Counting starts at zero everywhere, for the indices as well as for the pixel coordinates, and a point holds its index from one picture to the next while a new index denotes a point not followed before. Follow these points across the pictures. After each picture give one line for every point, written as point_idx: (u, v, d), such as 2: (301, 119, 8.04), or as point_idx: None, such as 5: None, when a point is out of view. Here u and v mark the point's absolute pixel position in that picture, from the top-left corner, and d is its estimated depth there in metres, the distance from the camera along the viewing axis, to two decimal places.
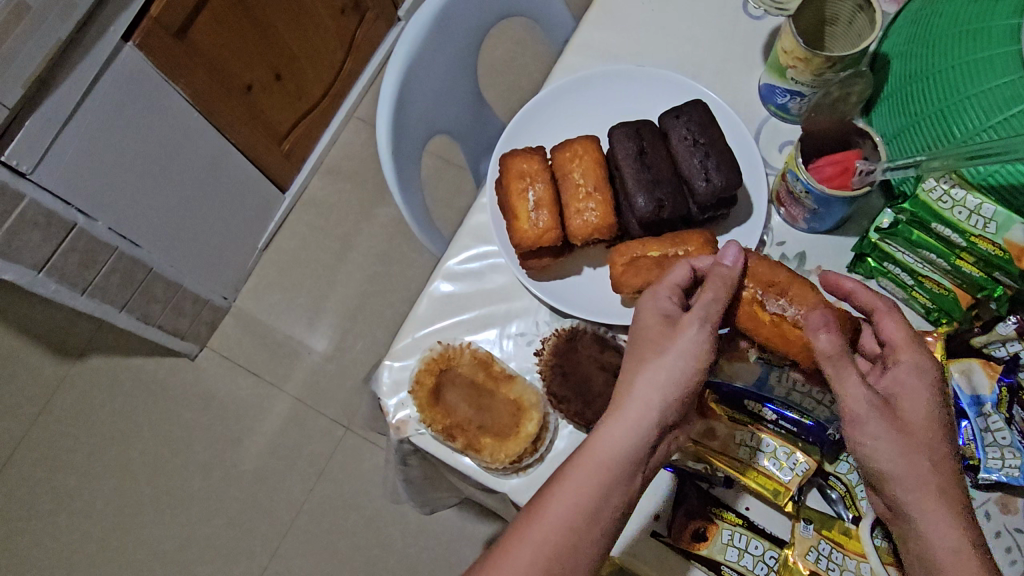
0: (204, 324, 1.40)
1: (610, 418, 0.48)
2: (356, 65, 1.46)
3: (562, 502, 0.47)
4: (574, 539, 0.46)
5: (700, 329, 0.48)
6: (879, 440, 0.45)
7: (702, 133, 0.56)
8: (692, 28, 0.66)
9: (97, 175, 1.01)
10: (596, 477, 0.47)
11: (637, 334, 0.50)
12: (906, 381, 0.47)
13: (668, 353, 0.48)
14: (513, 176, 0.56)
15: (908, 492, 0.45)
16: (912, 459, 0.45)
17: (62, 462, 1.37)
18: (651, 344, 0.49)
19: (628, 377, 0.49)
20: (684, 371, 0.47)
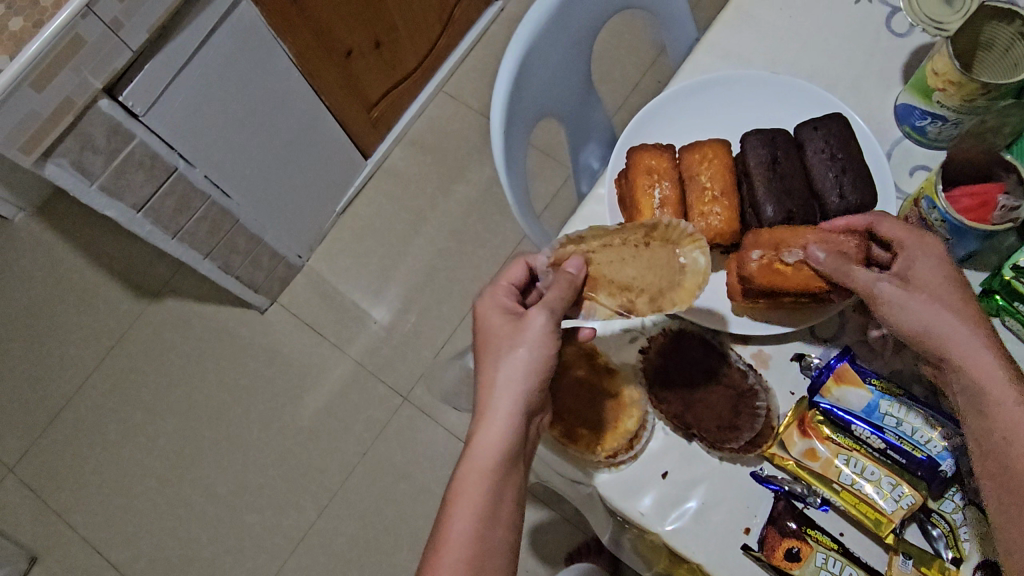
0: (277, 280, 1.42)
1: (483, 420, 0.48)
2: (450, 39, 1.47)
3: (464, 510, 0.46)
4: (477, 554, 0.45)
5: (545, 320, 0.50)
6: (899, 311, 0.47)
7: (841, 148, 0.54)
8: (830, 38, 0.65)
9: (201, 124, 1.03)
10: (484, 481, 0.47)
11: (485, 334, 0.51)
12: (908, 260, 0.48)
13: (520, 348, 0.49)
14: (640, 172, 0.55)
15: (945, 345, 0.46)
16: (938, 316, 0.46)
17: (131, 397, 1.42)
18: (503, 340, 0.50)
19: (489, 375, 0.49)
20: (536, 362, 0.49)
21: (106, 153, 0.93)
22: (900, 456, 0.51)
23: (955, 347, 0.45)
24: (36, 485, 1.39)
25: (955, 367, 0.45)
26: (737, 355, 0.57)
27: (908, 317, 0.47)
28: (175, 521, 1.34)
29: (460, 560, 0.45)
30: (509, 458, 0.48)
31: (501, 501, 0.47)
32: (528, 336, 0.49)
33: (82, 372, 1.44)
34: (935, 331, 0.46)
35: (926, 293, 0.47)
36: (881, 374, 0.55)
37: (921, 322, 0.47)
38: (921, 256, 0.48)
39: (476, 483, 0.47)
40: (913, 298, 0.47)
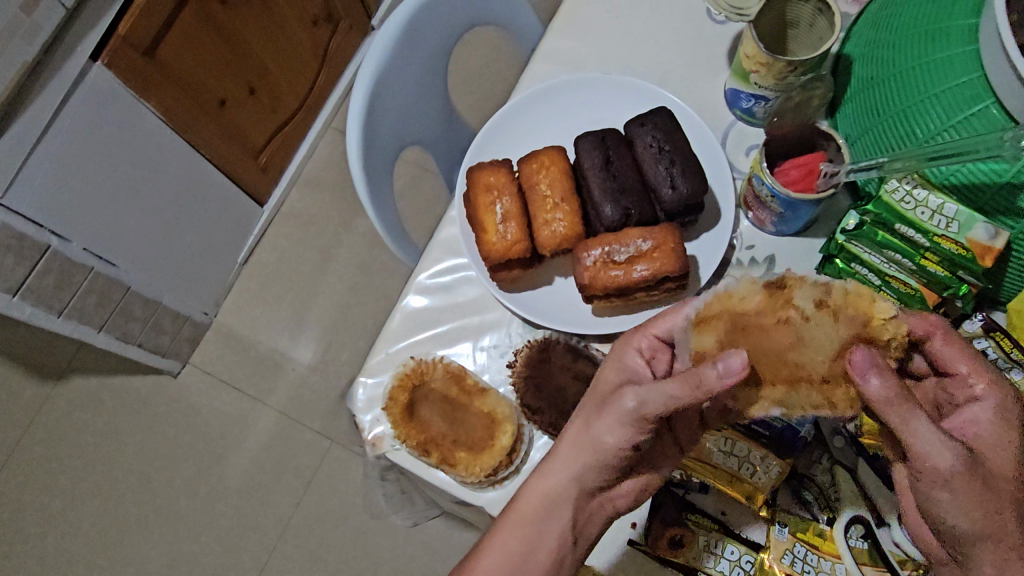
0: (186, 341, 1.39)
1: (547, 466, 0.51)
2: (331, 75, 1.46)
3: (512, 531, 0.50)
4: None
5: (629, 400, 0.46)
6: (955, 500, 0.43)
7: (667, 141, 0.56)
8: (658, 34, 0.66)
9: (69, 196, 1.00)
10: (531, 522, 0.50)
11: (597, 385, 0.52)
12: (981, 423, 0.46)
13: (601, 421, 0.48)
14: (480, 190, 0.56)
15: (984, 553, 0.44)
16: (993, 522, 0.43)
17: (47, 484, 1.36)
18: (599, 406, 0.49)
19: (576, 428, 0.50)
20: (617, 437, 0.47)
21: None
22: (765, 429, 0.53)
23: (992, 558, 0.44)
24: None
25: (995, 566, 0.44)
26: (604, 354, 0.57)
27: (971, 509, 0.43)
28: None
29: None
30: (568, 505, 0.49)
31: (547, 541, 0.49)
32: (608, 420, 0.47)
33: None
34: (992, 525, 0.43)
35: (998, 484, 0.44)
36: None
37: (971, 514, 0.43)
38: (981, 404, 0.46)
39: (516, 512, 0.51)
40: (982, 487, 0.43)
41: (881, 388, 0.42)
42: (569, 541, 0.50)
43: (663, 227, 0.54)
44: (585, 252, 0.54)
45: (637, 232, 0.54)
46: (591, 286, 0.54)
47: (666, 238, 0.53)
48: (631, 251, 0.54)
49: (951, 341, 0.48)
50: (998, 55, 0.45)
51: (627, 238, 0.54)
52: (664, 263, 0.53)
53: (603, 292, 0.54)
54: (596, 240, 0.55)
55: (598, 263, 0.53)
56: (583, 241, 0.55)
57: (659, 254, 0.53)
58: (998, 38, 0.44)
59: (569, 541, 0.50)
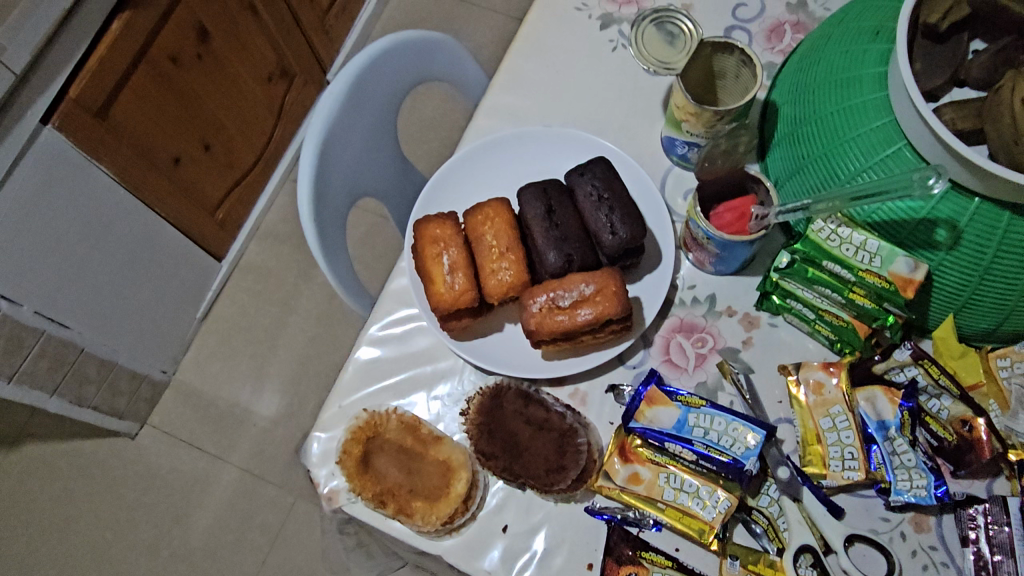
0: (144, 400, 1.37)
1: None
2: (288, 129, 1.48)
3: None
4: None
5: None
6: None
7: (606, 189, 0.58)
8: (595, 86, 0.70)
9: (19, 259, 0.99)
10: None
11: None
12: None
13: None
14: (427, 243, 0.57)
15: None
16: None
17: (0, 557, 1.32)
18: None
19: None
20: None
21: None
22: (712, 464, 0.54)
23: None
24: None
25: None
26: (555, 398, 0.58)
27: None
28: None
29: None
30: None
31: None
32: None
33: None
34: None
35: None
36: (690, 390, 0.59)
37: None
38: None
39: None
40: None
41: None
42: None
43: (605, 271, 0.56)
44: (531, 299, 0.56)
45: (581, 278, 0.56)
46: (538, 330, 0.55)
47: (609, 282, 0.55)
48: (575, 295, 0.55)
49: None
50: (904, 101, 0.48)
51: (570, 283, 0.56)
52: (606, 305, 0.54)
53: (551, 336, 0.55)
54: (540, 287, 0.56)
55: (544, 309, 0.55)
56: (529, 288, 0.57)
57: (602, 297, 0.55)
58: (904, 86, 0.48)
59: None
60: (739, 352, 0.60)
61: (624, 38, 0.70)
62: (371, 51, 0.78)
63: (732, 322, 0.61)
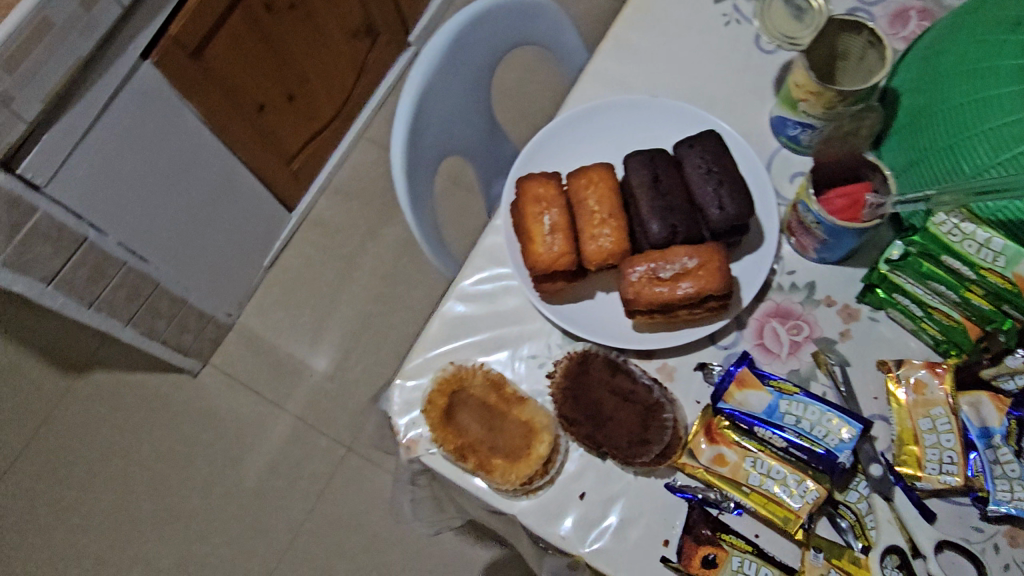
0: (208, 340, 1.40)
1: None
2: (367, 87, 1.49)
3: None
4: None
5: None
6: None
7: (715, 163, 0.56)
8: (705, 59, 0.68)
9: (109, 190, 1.02)
10: None
11: None
12: None
13: None
14: (529, 201, 0.56)
15: None
16: None
17: (62, 477, 1.36)
18: None
19: None
20: None
21: (8, 227, 0.89)
22: (802, 452, 0.53)
23: None
24: None
25: None
26: (642, 370, 0.57)
27: None
28: None
29: None
30: None
31: None
32: None
33: (6, 456, 1.38)
34: None
35: None
36: (782, 376, 0.57)
37: None
38: None
39: None
40: None
41: None
42: None
43: (710, 247, 0.54)
44: (630, 268, 0.55)
45: (684, 251, 0.54)
46: (635, 299, 0.54)
47: (712, 258, 0.54)
48: (677, 269, 0.54)
49: None
50: None
51: (673, 255, 0.55)
52: (708, 282, 0.54)
53: (647, 308, 0.55)
54: (640, 258, 0.55)
55: (644, 279, 0.54)
56: (629, 257, 0.56)
57: (704, 273, 0.54)
58: None
59: None
60: (835, 344, 0.58)
61: (739, 13, 0.68)
62: (474, 8, 0.77)
63: (830, 312, 0.59)
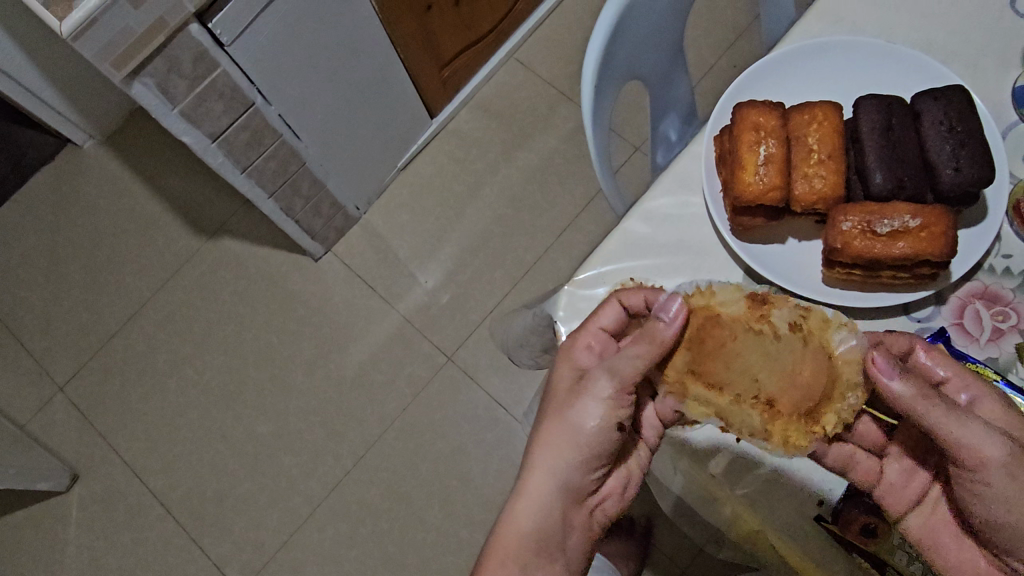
0: (334, 229, 1.43)
1: (543, 441, 0.57)
2: (528, 5, 1.46)
3: (539, 481, 0.57)
4: (541, 512, 0.57)
5: (605, 385, 0.55)
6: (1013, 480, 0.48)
7: (960, 122, 0.52)
8: (949, 12, 0.62)
9: (281, 61, 1.03)
10: (556, 463, 0.57)
11: (555, 385, 0.58)
12: (1003, 475, 0.48)
13: (585, 404, 0.56)
14: (746, 127, 0.54)
15: None
16: None
17: (182, 330, 1.44)
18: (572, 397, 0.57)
19: (559, 396, 0.58)
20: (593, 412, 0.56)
21: (190, 79, 0.91)
22: None
23: None
24: (83, 405, 1.41)
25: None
26: None
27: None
28: (213, 452, 1.37)
29: (541, 503, 0.57)
30: (578, 445, 0.56)
31: (553, 468, 0.57)
32: (598, 381, 0.55)
33: (135, 301, 1.46)
34: None
35: None
36: (979, 363, 0.54)
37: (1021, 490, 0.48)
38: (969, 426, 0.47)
39: (540, 463, 0.57)
40: None
41: (905, 390, 0.48)
42: (570, 482, 0.57)
43: (939, 210, 0.51)
44: (843, 218, 0.52)
45: (909, 208, 0.51)
46: (843, 245, 0.51)
47: (939, 221, 0.50)
48: (896, 227, 0.51)
49: (934, 352, 0.51)
50: None
51: (895, 211, 0.52)
52: (929, 245, 0.50)
53: (852, 260, 0.52)
54: (856, 208, 0.52)
55: (857, 231, 0.51)
56: (844, 206, 0.53)
57: (927, 234, 0.50)
58: None
59: (570, 482, 0.57)
60: None
61: None
62: None
63: None
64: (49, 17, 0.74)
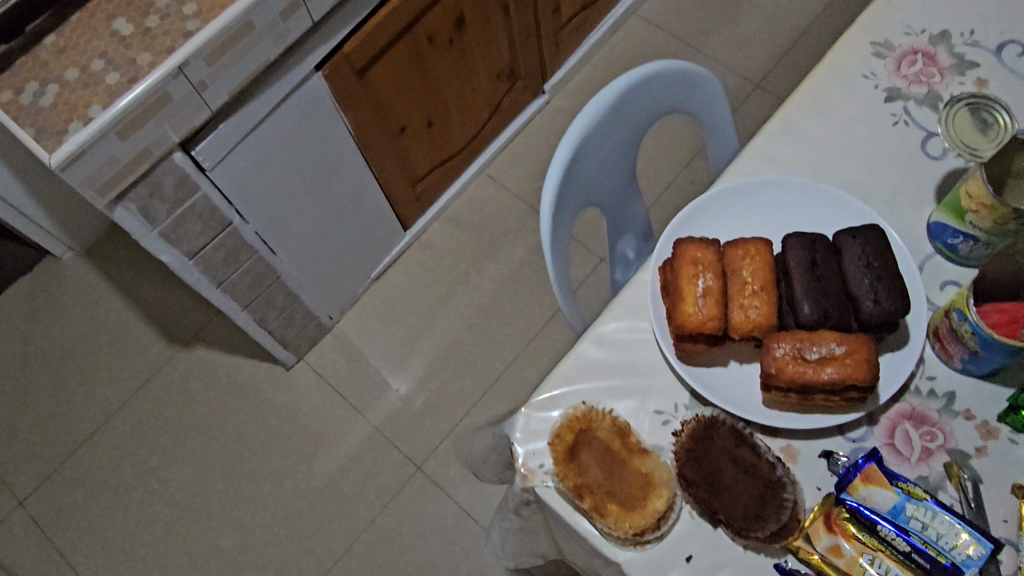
0: (307, 338, 1.45)
1: None
2: (497, 126, 1.56)
3: None
4: None
5: None
6: None
7: (876, 257, 0.57)
8: (867, 154, 0.69)
9: (260, 182, 1.08)
10: None
11: None
12: None
13: None
14: (686, 262, 0.59)
15: None
16: None
17: (149, 441, 1.43)
18: None
19: None
20: None
21: (171, 202, 0.96)
22: (925, 561, 0.52)
23: None
24: (43, 521, 1.38)
25: None
26: (767, 446, 0.58)
27: None
28: (175, 568, 1.33)
29: None
30: None
31: None
32: None
33: (103, 411, 1.45)
34: None
35: None
36: (911, 480, 0.57)
37: None
38: None
39: None
40: None
41: None
42: None
43: (861, 338, 0.55)
44: (776, 345, 0.56)
45: (835, 336, 0.55)
46: (777, 370, 0.55)
47: (862, 348, 0.55)
48: (825, 354, 0.55)
49: None
50: None
51: (823, 339, 0.55)
52: (853, 370, 0.54)
53: (786, 385, 0.56)
54: (788, 336, 0.56)
55: (789, 357, 0.55)
56: (777, 333, 0.57)
57: (852, 360, 0.54)
58: None
59: None
60: (969, 458, 0.57)
61: (908, 115, 0.70)
62: (642, 72, 0.80)
63: (968, 425, 0.58)
64: (40, 150, 0.79)
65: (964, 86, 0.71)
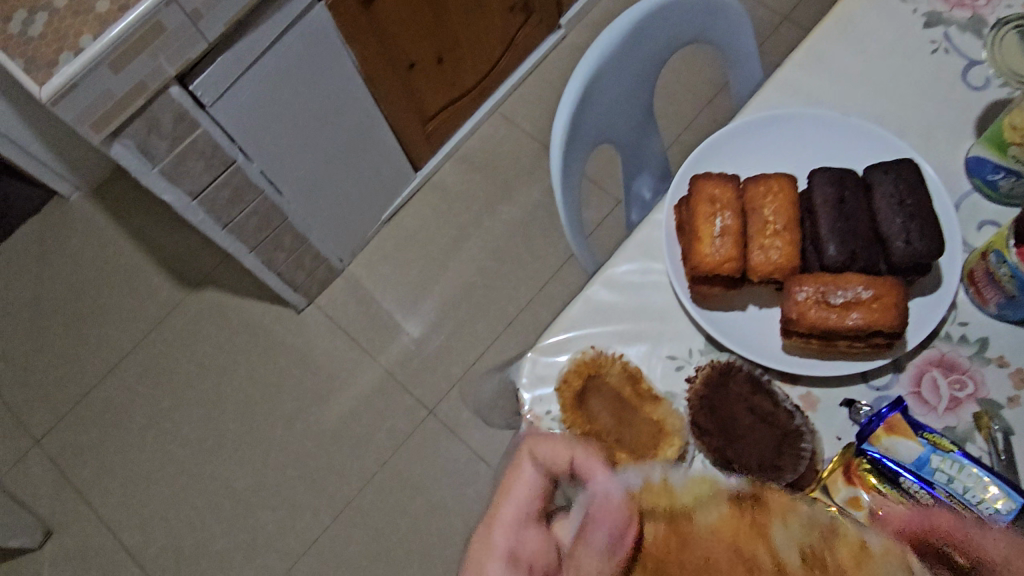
0: (317, 281, 1.43)
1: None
2: (511, 62, 1.50)
3: None
4: None
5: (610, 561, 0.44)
6: None
7: (909, 195, 0.53)
8: (904, 85, 0.64)
9: (263, 119, 1.05)
10: None
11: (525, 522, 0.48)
12: None
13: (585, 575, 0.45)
14: (703, 200, 0.55)
15: None
16: None
17: (162, 383, 1.43)
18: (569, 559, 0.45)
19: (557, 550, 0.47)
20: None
21: (170, 139, 0.92)
22: None
23: None
24: (60, 460, 1.39)
25: None
26: (785, 395, 0.56)
27: None
28: (190, 508, 1.35)
29: None
30: None
31: None
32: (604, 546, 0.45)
33: (115, 353, 1.45)
34: None
35: None
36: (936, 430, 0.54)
37: None
38: None
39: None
40: None
41: None
42: None
43: (890, 281, 0.52)
44: (798, 287, 0.52)
45: (861, 279, 0.52)
46: (799, 315, 0.52)
47: (891, 292, 0.51)
48: (850, 297, 0.51)
49: None
50: None
51: (849, 282, 0.52)
52: (881, 315, 0.51)
53: (808, 330, 0.52)
54: (811, 278, 0.52)
55: (811, 300, 0.52)
56: (800, 275, 0.53)
57: (880, 304, 0.51)
58: None
59: None
60: (1001, 409, 0.54)
61: (949, 42, 0.64)
62: None
63: (1001, 373, 0.55)
64: (29, 83, 0.76)
65: (1012, 9, 0.65)
